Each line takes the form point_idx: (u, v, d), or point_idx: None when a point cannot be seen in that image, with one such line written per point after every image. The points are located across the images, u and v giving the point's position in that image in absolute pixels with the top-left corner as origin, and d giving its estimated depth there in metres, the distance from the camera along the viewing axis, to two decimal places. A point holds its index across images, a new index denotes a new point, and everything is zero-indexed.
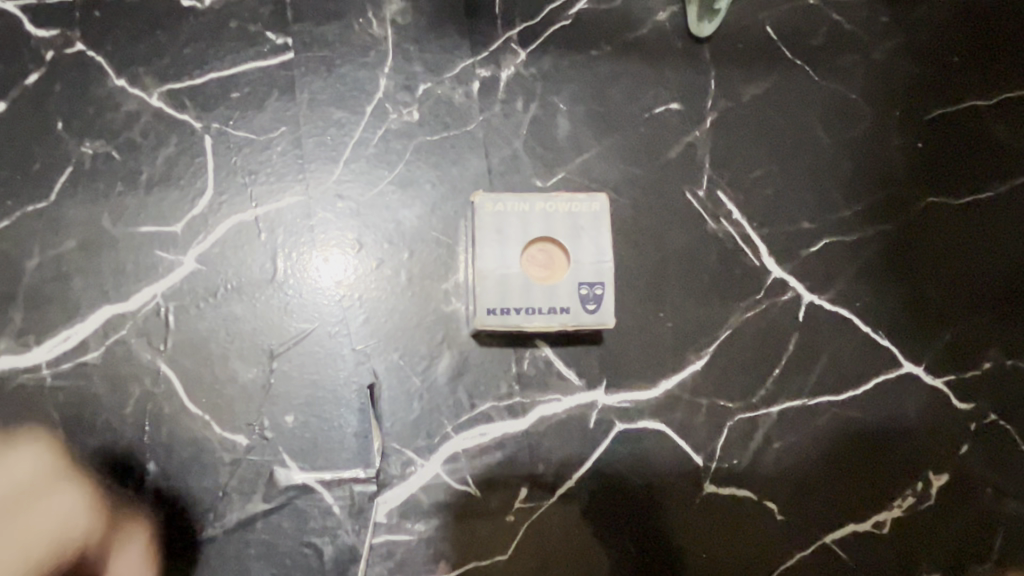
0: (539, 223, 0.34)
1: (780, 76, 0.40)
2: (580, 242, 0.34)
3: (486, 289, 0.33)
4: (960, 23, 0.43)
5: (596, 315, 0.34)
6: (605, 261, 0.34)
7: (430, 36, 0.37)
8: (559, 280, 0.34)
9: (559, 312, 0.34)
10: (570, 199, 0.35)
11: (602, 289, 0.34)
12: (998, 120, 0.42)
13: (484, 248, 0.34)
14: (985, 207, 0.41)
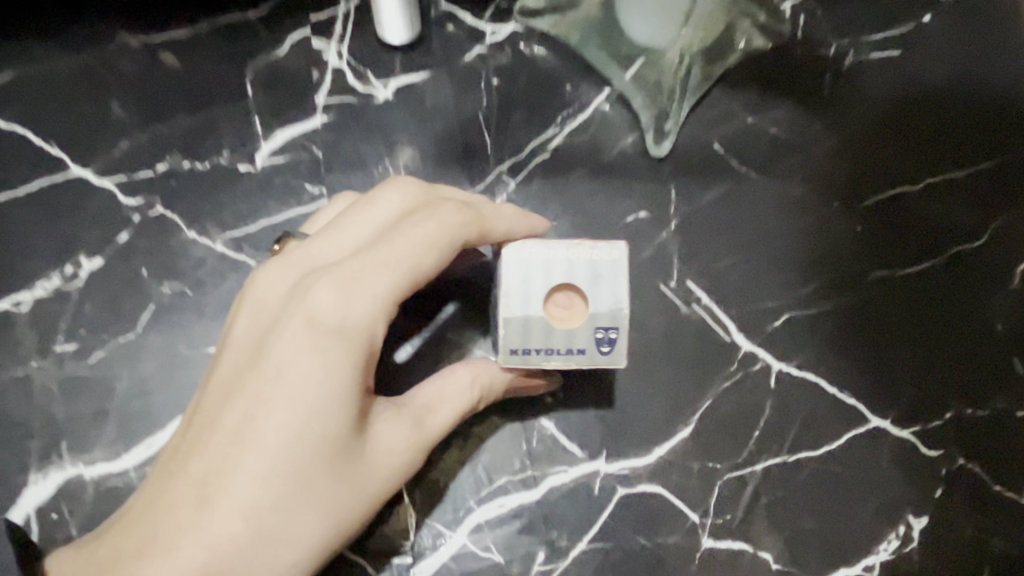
0: (562, 271, 0.36)
1: (731, 181, 0.48)
2: (599, 290, 0.36)
3: (510, 332, 0.36)
4: (883, 122, 0.50)
5: (611, 359, 0.36)
6: (622, 309, 0.36)
7: (437, 175, 0.46)
8: (577, 325, 0.36)
9: (575, 354, 0.36)
10: (591, 247, 0.36)
11: (616, 334, 0.36)
12: (927, 200, 0.49)
13: (506, 294, 0.35)
14: (927, 276, 0.47)
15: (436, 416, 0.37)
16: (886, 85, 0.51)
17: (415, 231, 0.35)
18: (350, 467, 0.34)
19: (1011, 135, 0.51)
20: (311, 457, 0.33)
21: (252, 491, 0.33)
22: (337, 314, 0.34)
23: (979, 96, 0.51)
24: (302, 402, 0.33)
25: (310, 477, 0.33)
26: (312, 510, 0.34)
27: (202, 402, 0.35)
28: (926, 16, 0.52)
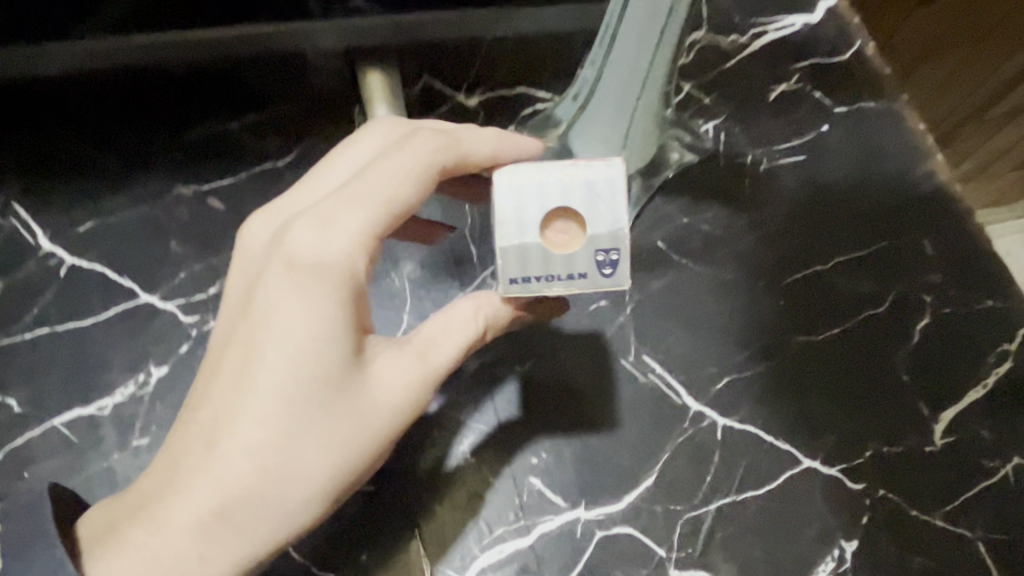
0: (557, 188, 0.41)
1: (673, 271, 0.59)
2: (596, 211, 0.41)
3: (510, 261, 0.41)
4: (795, 213, 0.62)
5: (614, 279, 0.41)
6: (621, 230, 0.41)
7: (434, 282, 0.58)
8: (576, 248, 0.41)
9: (576, 277, 0.41)
10: (585, 169, 0.41)
11: (617, 255, 0.41)
12: (837, 274, 0.60)
13: (504, 221, 0.40)
14: (842, 338, 0.58)
15: (438, 349, 0.45)
16: (797, 183, 0.63)
17: (385, 173, 0.42)
18: (341, 399, 0.42)
19: (903, 214, 0.62)
20: (303, 392, 0.41)
21: (255, 427, 0.40)
22: (314, 255, 0.41)
23: (876, 185, 0.63)
24: (289, 341, 0.41)
25: (305, 410, 0.41)
26: (313, 440, 0.41)
27: (213, 356, 0.44)
28: (824, 126, 0.65)
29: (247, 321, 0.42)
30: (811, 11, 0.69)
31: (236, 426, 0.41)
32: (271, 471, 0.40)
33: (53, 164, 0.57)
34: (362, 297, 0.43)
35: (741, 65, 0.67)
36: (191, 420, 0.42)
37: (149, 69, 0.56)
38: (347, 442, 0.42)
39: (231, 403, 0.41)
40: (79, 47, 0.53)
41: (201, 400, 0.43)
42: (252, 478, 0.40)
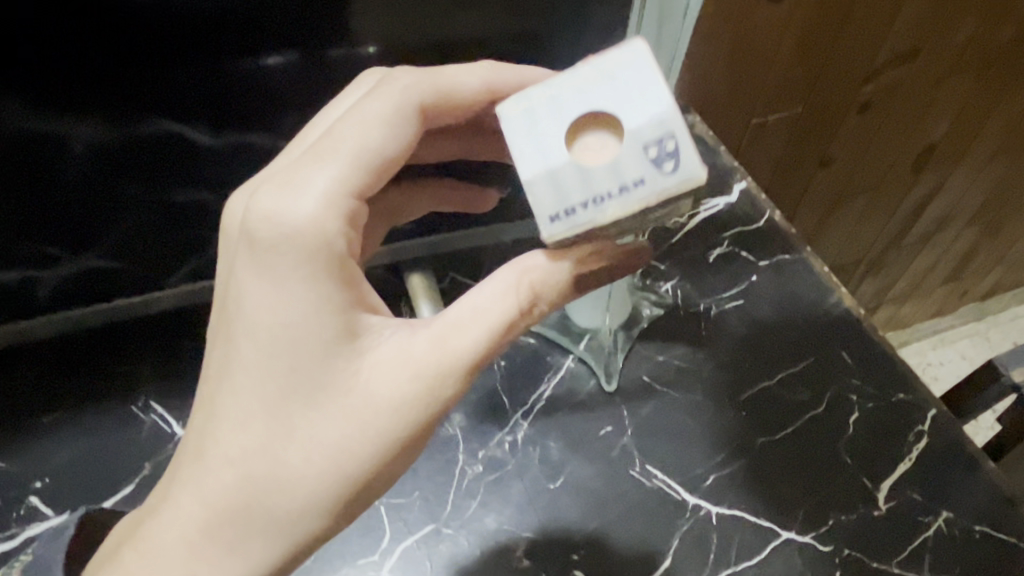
0: (577, 103, 0.49)
1: (657, 398, 0.77)
2: (623, 106, 0.48)
3: (550, 194, 0.49)
4: (743, 343, 0.81)
5: (678, 172, 0.47)
6: (657, 121, 0.47)
7: (477, 427, 0.74)
8: (615, 157, 0.48)
9: (626, 183, 0.48)
10: (602, 62, 0.48)
11: (662, 147, 0.47)
12: (781, 387, 0.78)
13: (524, 154, 0.49)
14: (794, 434, 0.75)
15: (451, 339, 0.55)
16: (740, 320, 0.83)
17: (359, 132, 0.56)
18: (318, 385, 0.54)
19: (823, 334, 0.82)
20: (281, 384, 0.54)
21: (246, 416, 0.54)
22: (277, 237, 0.53)
23: (798, 315, 0.83)
24: (263, 336, 0.53)
25: (285, 402, 0.54)
26: (301, 428, 0.54)
27: (210, 353, 0.57)
28: (752, 276, 0.87)
29: (230, 319, 0.55)
30: (728, 193, 0.94)
31: (228, 426, 0.54)
32: (265, 457, 0.54)
33: (180, 377, 0.82)
34: (330, 269, 0.54)
35: (683, 238, 0.90)
36: (198, 420, 0.56)
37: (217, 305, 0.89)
38: (332, 426, 0.54)
39: (223, 398, 0.55)
40: (168, 291, 0.86)
41: (204, 399, 0.57)
42: (241, 483, 0.53)
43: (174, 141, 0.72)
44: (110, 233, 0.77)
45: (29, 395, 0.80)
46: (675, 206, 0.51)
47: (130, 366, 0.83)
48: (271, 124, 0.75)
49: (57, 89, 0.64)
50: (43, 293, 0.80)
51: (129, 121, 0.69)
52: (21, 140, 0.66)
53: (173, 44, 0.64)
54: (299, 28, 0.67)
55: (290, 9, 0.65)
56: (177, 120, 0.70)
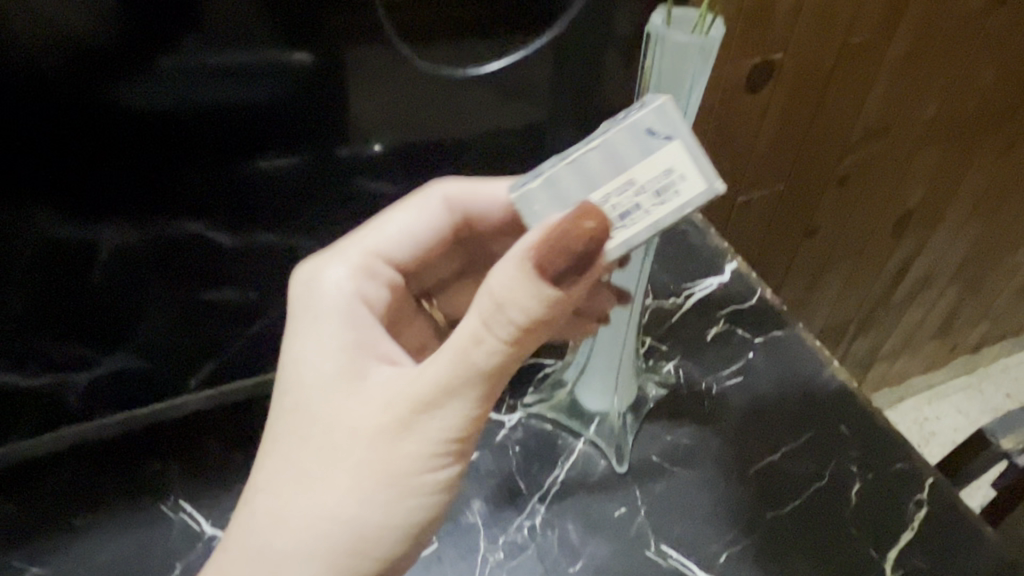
0: None
1: (668, 477, 0.80)
2: None
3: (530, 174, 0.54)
4: (746, 419, 0.85)
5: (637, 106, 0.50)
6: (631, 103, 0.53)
7: (497, 513, 0.77)
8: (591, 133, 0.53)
9: (592, 134, 0.52)
10: None
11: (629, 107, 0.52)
12: (785, 461, 0.81)
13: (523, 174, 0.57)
14: (800, 507, 0.78)
15: (429, 367, 0.55)
16: (741, 396, 0.87)
17: (394, 216, 0.72)
18: (315, 414, 0.58)
19: (820, 407, 0.86)
20: (289, 415, 0.59)
21: (264, 453, 0.59)
22: (308, 292, 0.65)
23: (796, 389, 0.87)
24: (284, 376, 0.61)
25: (292, 432, 0.58)
26: (301, 457, 0.57)
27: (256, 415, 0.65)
28: (750, 352, 0.91)
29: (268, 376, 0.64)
30: (721, 273, 1.00)
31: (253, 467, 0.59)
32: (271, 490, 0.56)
33: (204, 474, 0.85)
34: (345, 316, 0.63)
35: (682, 317, 0.95)
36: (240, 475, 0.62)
37: (240, 406, 0.93)
38: (325, 454, 0.56)
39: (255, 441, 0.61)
40: (191, 395, 0.92)
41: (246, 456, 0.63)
42: (252, 519, 0.56)
43: (198, 244, 0.79)
44: (138, 336, 0.83)
45: (54, 500, 0.83)
46: (655, 158, 0.49)
47: (156, 466, 0.86)
48: (286, 217, 0.82)
49: (92, 197, 0.70)
50: (73, 398, 0.84)
51: (156, 224, 0.75)
52: (56, 248, 0.72)
53: (195, 151, 0.71)
54: (308, 130, 0.75)
55: (301, 116, 0.73)
56: (204, 222, 0.77)
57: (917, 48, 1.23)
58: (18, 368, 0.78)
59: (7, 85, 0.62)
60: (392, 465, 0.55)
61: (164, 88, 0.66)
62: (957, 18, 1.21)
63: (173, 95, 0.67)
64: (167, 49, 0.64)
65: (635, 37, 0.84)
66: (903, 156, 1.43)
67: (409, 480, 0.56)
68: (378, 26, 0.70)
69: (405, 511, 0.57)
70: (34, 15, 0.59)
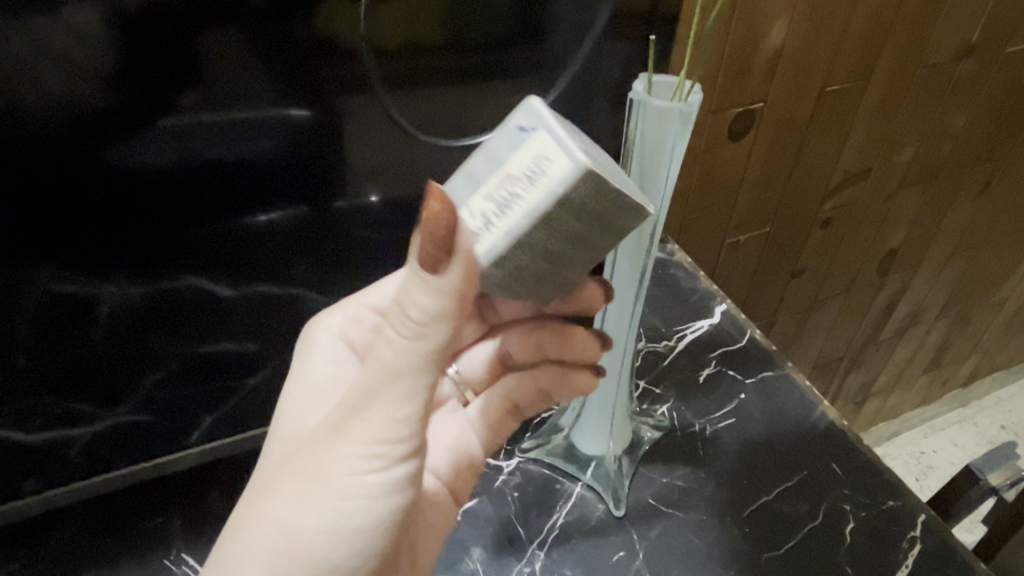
0: None
1: (664, 520, 0.81)
2: None
3: None
4: (740, 460, 0.87)
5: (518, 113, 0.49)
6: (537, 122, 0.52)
7: (496, 559, 0.78)
8: None
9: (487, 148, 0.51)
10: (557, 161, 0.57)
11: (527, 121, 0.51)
12: (779, 501, 0.83)
13: None
14: (796, 547, 0.79)
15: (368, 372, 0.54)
16: (734, 437, 0.89)
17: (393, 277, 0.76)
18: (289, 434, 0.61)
19: (811, 446, 0.88)
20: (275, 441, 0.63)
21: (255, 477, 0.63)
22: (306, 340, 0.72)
23: (787, 429, 0.89)
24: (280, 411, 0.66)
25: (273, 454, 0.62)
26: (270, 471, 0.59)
27: None
28: (741, 394, 0.94)
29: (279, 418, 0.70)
30: (710, 315, 1.03)
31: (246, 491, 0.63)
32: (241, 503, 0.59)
33: (205, 527, 0.86)
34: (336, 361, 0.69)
35: (674, 360, 0.98)
36: None
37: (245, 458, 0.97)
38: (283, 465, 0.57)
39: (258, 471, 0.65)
40: (193, 448, 0.92)
41: None
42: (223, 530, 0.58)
43: (197, 296, 0.80)
44: (139, 390, 0.84)
45: (56, 559, 0.83)
46: (523, 149, 0.47)
47: (159, 520, 0.88)
48: (286, 271, 0.84)
49: (94, 253, 0.71)
50: (75, 452, 0.84)
51: (156, 278, 0.76)
52: (55, 306, 0.72)
53: (194, 206, 0.73)
54: (306, 187, 0.78)
55: (297, 168, 0.76)
56: (205, 278, 0.79)
57: (891, 98, 1.28)
58: (19, 425, 0.79)
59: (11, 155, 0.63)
60: (325, 476, 0.54)
61: (163, 147, 0.68)
62: (927, 67, 1.27)
63: (172, 155, 0.69)
64: (167, 108, 0.66)
65: (597, 83, 0.91)
66: (883, 197, 1.48)
67: (348, 493, 0.54)
68: (374, 83, 0.75)
69: (349, 527, 0.54)
70: (40, 85, 0.61)
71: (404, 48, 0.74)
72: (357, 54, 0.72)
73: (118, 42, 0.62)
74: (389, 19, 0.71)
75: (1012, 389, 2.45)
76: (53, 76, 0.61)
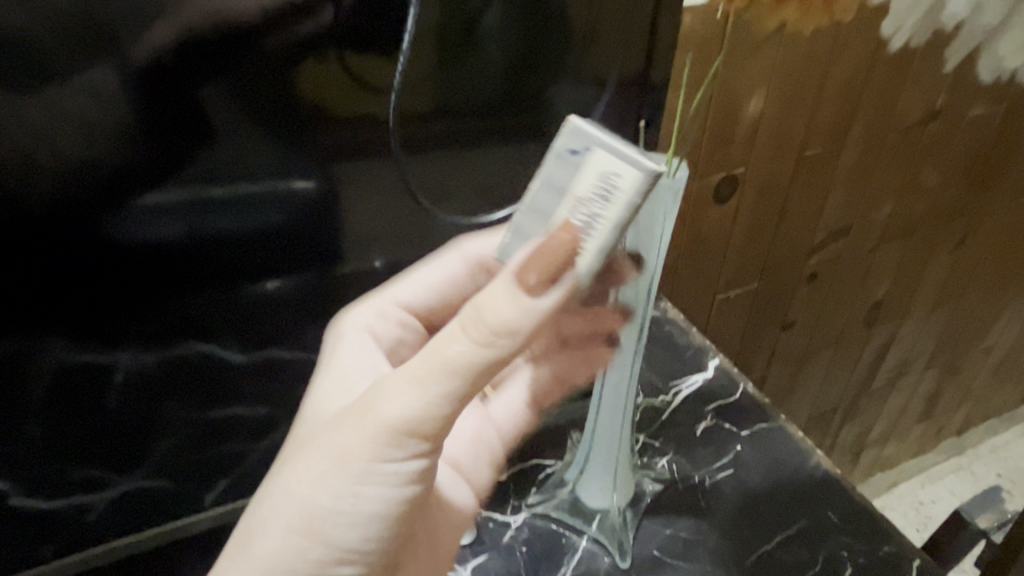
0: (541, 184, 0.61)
1: (669, 570, 0.84)
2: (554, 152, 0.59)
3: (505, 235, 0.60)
4: (740, 510, 0.90)
5: (563, 144, 0.55)
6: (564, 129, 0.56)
7: None
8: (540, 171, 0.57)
9: (540, 178, 0.56)
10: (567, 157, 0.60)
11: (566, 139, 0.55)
12: (779, 550, 0.85)
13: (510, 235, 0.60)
14: None
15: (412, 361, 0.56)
16: (733, 486, 0.92)
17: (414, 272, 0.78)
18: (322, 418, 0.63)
19: (808, 493, 0.91)
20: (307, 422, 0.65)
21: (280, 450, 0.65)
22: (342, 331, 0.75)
23: (783, 479, 0.93)
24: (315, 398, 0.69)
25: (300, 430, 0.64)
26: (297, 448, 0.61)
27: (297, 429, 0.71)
28: (738, 444, 0.97)
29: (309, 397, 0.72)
30: (704, 370, 1.08)
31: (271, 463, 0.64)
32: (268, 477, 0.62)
33: None
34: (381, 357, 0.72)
35: (672, 414, 1.02)
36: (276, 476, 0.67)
37: None
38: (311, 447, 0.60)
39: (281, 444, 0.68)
40: (205, 511, 0.94)
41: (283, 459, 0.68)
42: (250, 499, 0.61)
43: (208, 360, 0.83)
44: (151, 457, 0.86)
45: None
46: (587, 171, 0.54)
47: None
48: (295, 335, 0.88)
49: (104, 322, 0.75)
50: (92, 517, 0.87)
51: (166, 346, 0.79)
52: (71, 374, 0.75)
53: (205, 273, 0.77)
54: (310, 249, 0.83)
55: (302, 232, 0.81)
56: (214, 343, 0.82)
57: (867, 158, 1.36)
58: (36, 492, 0.81)
59: (31, 222, 0.66)
60: (351, 464, 0.57)
61: (175, 220, 0.72)
62: (896, 130, 1.35)
63: (181, 225, 0.73)
64: (173, 179, 0.70)
65: None
66: (867, 252, 1.55)
67: (367, 482, 0.58)
68: (393, 148, 0.80)
69: (362, 512, 0.59)
70: (60, 151, 0.64)
71: (426, 115, 0.81)
72: (380, 120, 0.77)
73: (129, 121, 0.66)
74: (407, 96, 0.78)
75: (1006, 437, 2.48)
76: (66, 158, 0.64)
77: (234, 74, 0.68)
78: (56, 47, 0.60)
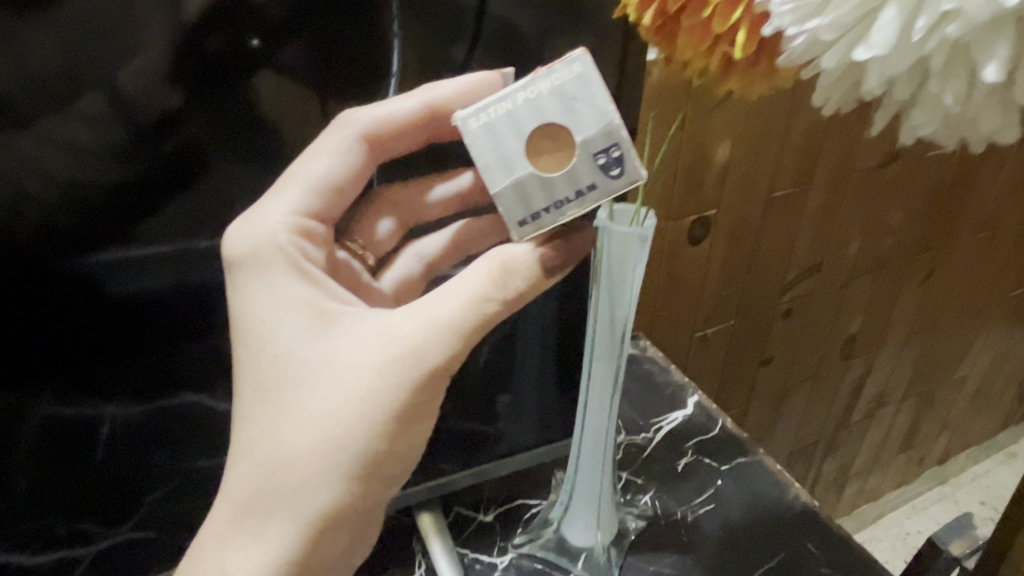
0: (534, 120, 0.54)
1: None
2: (575, 112, 0.53)
3: (511, 207, 0.55)
4: (721, 544, 0.91)
5: (624, 174, 0.54)
6: (609, 128, 0.53)
7: None
8: (577, 167, 0.54)
9: (586, 190, 0.55)
10: (559, 81, 0.53)
11: (616, 151, 0.54)
12: None
13: (492, 167, 0.54)
14: None
15: (438, 309, 0.60)
16: (715, 521, 0.94)
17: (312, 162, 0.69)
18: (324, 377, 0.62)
19: (787, 526, 0.93)
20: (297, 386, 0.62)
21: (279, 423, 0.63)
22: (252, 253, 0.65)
23: (763, 512, 0.95)
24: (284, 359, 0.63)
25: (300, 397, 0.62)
26: (314, 415, 0.61)
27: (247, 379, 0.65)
28: (718, 480, 0.99)
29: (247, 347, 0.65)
30: (683, 407, 1.11)
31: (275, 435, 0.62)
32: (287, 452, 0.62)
33: None
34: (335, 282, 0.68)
35: (653, 451, 1.04)
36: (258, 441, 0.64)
37: None
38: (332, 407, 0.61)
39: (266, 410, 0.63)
40: None
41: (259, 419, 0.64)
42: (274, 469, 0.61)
43: (195, 411, 0.78)
44: (141, 508, 0.82)
45: None
46: None
47: None
48: None
49: (84, 380, 0.70)
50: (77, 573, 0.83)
51: (154, 396, 0.75)
52: (56, 428, 0.71)
53: (191, 327, 0.73)
54: None
55: None
56: (205, 395, 0.78)
57: (833, 198, 1.42)
58: (20, 547, 0.77)
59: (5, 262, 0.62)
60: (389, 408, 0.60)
61: (161, 269, 0.69)
62: (859, 171, 1.41)
63: (164, 276, 0.69)
64: (155, 218, 0.66)
65: None
66: (840, 287, 1.60)
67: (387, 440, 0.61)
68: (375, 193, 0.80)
69: (398, 445, 0.62)
70: (40, 172, 0.60)
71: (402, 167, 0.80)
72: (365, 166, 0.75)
73: (114, 142, 0.62)
74: None
75: (987, 465, 2.52)
76: (37, 197, 0.61)
77: (207, 107, 0.64)
78: (19, 84, 0.57)
